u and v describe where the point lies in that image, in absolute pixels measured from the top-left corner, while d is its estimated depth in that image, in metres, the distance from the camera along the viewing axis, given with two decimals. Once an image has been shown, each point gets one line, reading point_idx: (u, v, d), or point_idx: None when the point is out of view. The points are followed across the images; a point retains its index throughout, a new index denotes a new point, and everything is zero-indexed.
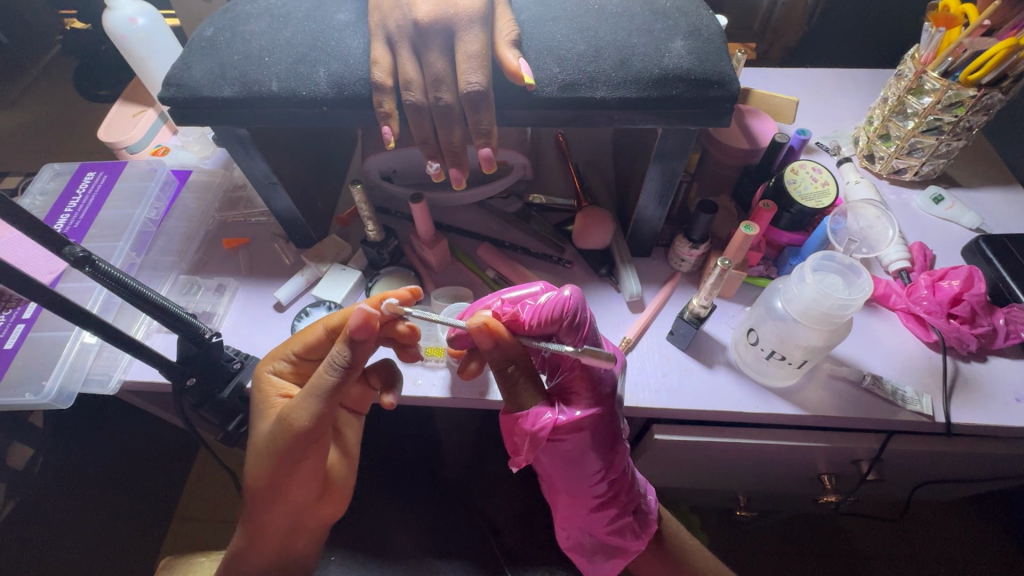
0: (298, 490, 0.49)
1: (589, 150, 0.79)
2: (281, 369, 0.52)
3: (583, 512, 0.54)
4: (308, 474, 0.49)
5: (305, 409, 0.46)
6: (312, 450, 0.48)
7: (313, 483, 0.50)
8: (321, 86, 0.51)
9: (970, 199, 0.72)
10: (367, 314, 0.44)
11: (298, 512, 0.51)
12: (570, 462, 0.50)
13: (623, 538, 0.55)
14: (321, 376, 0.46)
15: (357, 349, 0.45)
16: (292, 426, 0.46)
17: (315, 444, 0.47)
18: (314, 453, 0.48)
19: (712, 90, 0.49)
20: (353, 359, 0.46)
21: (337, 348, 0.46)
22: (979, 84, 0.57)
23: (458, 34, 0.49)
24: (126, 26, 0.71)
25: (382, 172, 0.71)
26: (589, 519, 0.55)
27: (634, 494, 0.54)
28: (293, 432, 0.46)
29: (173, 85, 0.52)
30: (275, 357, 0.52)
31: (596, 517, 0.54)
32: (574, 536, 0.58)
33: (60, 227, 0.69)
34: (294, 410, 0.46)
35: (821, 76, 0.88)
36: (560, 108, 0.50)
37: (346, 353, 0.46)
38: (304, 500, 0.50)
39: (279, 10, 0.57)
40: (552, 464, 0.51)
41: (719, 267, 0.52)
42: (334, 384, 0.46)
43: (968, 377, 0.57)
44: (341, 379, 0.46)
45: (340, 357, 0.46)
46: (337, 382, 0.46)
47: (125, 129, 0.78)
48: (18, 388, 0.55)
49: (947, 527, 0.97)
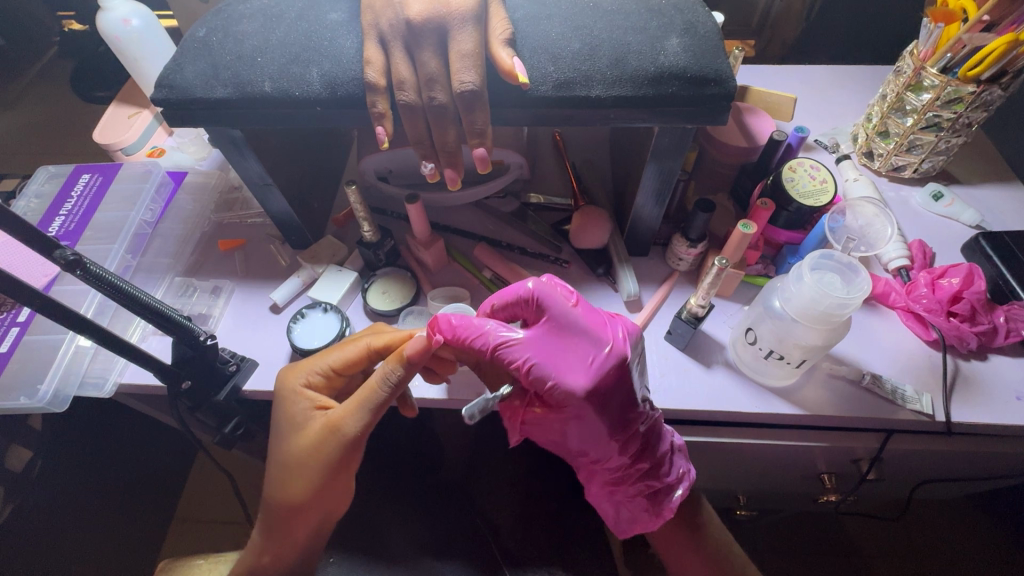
0: (336, 493, 0.51)
1: (586, 149, 0.79)
2: (314, 380, 0.52)
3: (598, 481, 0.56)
4: (346, 481, 0.51)
5: (359, 420, 0.48)
6: (354, 461, 0.50)
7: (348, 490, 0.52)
8: (315, 86, 0.50)
9: (969, 195, 0.71)
10: (429, 341, 0.46)
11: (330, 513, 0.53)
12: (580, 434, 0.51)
13: (641, 514, 0.56)
14: (375, 390, 0.48)
15: (409, 370, 0.46)
16: (346, 434, 0.49)
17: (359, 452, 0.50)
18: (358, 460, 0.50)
19: (708, 88, 0.48)
20: (405, 377, 0.47)
21: (388, 365, 0.47)
22: (978, 80, 0.57)
23: (452, 33, 0.48)
24: (120, 27, 0.71)
25: (378, 172, 0.70)
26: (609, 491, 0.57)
27: (654, 477, 0.54)
28: (348, 446, 0.49)
29: (166, 86, 0.52)
30: (309, 368, 0.52)
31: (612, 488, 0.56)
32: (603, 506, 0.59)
33: (55, 229, 0.68)
34: (345, 418, 0.49)
35: (819, 73, 0.88)
36: (555, 107, 0.50)
37: (399, 371, 0.47)
38: (335, 503, 0.52)
39: (272, 9, 0.56)
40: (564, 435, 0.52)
41: (716, 266, 0.52)
42: (385, 398, 0.48)
43: (968, 376, 0.56)
44: (392, 392, 0.48)
45: (392, 375, 0.47)
46: (393, 396, 0.48)
47: (120, 130, 0.77)
48: (13, 393, 0.55)
49: (949, 527, 0.96)
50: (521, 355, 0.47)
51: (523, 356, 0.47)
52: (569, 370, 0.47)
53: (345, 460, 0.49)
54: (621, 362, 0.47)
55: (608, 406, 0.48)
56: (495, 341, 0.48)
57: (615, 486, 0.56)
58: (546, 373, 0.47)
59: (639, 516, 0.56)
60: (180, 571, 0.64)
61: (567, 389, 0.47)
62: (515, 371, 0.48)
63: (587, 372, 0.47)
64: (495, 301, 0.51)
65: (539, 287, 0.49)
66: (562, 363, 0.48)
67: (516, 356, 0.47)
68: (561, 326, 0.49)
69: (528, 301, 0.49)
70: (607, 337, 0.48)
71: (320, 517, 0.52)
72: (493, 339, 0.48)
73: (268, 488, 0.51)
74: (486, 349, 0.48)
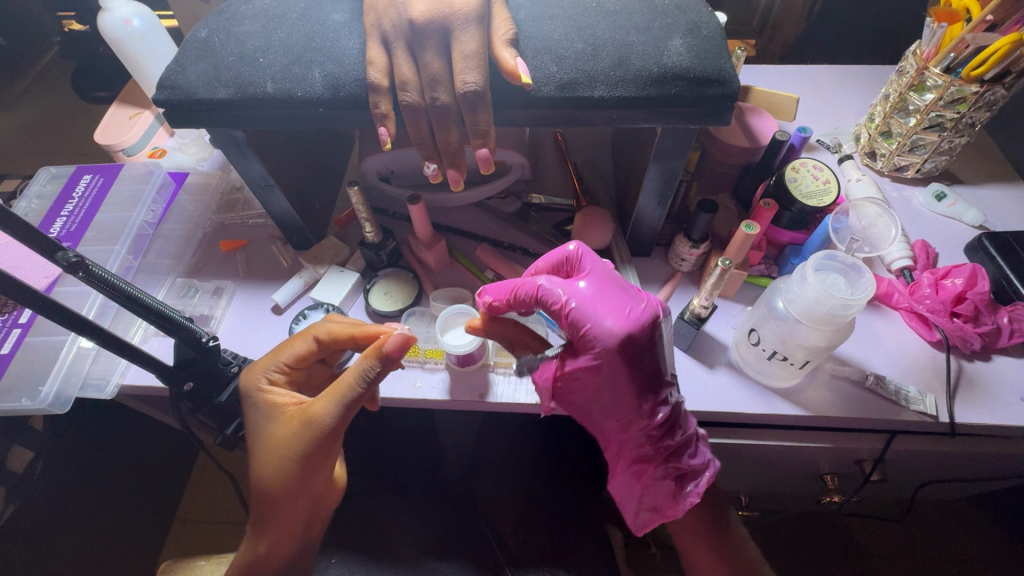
0: (317, 482, 0.51)
1: (588, 149, 0.78)
2: (275, 378, 0.52)
3: (623, 460, 0.54)
4: (326, 470, 0.51)
5: (332, 412, 0.48)
6: (331, 450, 0.50)
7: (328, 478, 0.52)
8: (317, 87, 0.50)
9: (972, 195, 0.71)
10: (409, 338, 0.45)
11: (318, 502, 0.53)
12: (608, 397, 0.50)
13: (664, 501, 0.53)
14: (349, 385, 0.47)
15: (387, 366, 0.45)
16: (320, 424, 0.48)
17: (335, 442, 0.50)
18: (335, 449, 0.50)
19: (712, 88, 0.48)
20: (381, 371, 0.46)
21: (365, 361, 0.46)
22: (981, 80, 0.57)
23: (455, 33, 0.48)
24: (121, 28, 0.71)
25: (380, 173, 0.70)
26: (633, 471, 0.54)
27: (680, 459, 0.51)
28: (320, 434, 0.48)
29: (167, 87, 0.52)
30: (273, 361, 0.52)
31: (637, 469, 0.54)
32: (624, 494, 0.56)
33: (57, 230, 0.68)
34: (319, 412, 0.48)
35: (821, 73, 0.88)
36: (558, 108, 0.50)
37: (377, 366, 0.46)
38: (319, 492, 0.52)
39: (274, 10, 0.56)
40: (592, 401, 0.52)
41: (720, 267, 0.51)
42: (360, 393, 0.47)
43: (972, 377, 0.56)
44: (368, 387, 0.47)
45: (369, 371, 0.46)
46: (366, 390, 0.47)
47: (122, 131, 0.77)
48: (14, 394, 0.55)
49: (952, 528, 0.96)
50: (562, 296, 0.50)
51: (565, 294, 0.49)
52: (606, 313, 0.49)
53: (322, 448, 0.49)
54: (654, 324, 0.49)
55: (641, 365, 0.49)
56: (538, 287, 0.51)
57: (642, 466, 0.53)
58: (585, 314, 0.49)
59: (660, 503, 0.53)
60: (182, 571, 0.64)
61: (604, 334, 0.48)
62: (558, 316, 0.50)
63: (623, 320, 0.48)
64: (540, 267, 0.55)
65: (581, 248, 0.53)
66: (601, 308, 0.49)
67: (558, 296, 0.50)
68: (601, 279, 0.51)
69: (570, 260, 0.53)
70: (641, 296, 0.51)
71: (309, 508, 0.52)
72: (536, 286, 0.51)
73: (252, 475, 0.51)
74: (528, 298, 0.51)
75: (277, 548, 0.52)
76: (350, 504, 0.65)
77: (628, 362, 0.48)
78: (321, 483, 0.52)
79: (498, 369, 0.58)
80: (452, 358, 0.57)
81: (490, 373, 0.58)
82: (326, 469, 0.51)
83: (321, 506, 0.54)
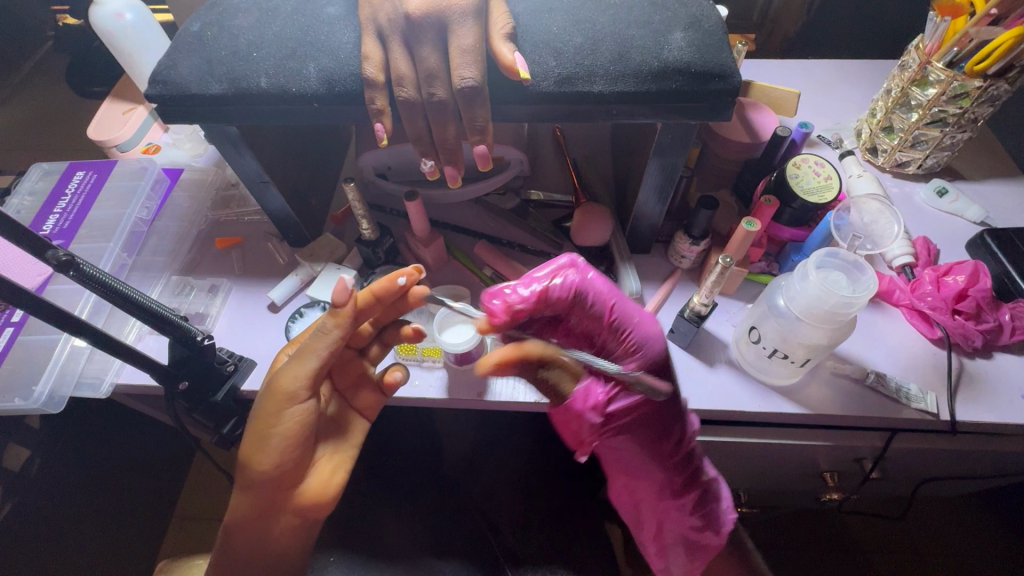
0: (280, 463, 0.45)
1: (587, 146, 0.78)
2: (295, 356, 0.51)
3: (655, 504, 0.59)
4: (287, 452, 0.45)
5: (302, 373, 0.45)
6: (296, 422, 0.45)
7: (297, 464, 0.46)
8: (311, 82, 0.49)
9: (974, 191, 0.71)
10: (349, 283, 0.45)
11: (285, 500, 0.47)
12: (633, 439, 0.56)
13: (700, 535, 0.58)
14: (315, 342, 0.45)
15: (349, 321, 0.46)
16: (281, 390, 0.44)
17: (302, 419, 0.45)
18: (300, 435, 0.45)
19: (713, 83, 0.48)
20: (342, 326, 0.46)
21: (325, 318, 0.46)
22: (985, 75, 0.56)
23: (451, 27, 0.47)
24: (113, 22, 0.70)
25: (376, 169, 0.69)
26: (663, 510, 0.59)
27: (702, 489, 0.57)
28: (286, 396, 0.45)
29: (159, 81, 0.51)
30: (295, 342, 0.52)
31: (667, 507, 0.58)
32: (659, 531, 0.61)
33: (49, 227, 0.67)
34: (288, 375, 0.45)
35: (822, 67, 0.87)
36: (556, 103, 0.49)
37: (336, 321, 0.45)
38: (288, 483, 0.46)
39: (268, 4, 0.55)
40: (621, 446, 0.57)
41: (721, 263, 0.51)
42: (326, 349, 0.45)
43: (973, 374, 0.56)
44: (333, 346, 0.46)
45: (328, 326, 0.45)
46: (334, 347, 0.46)
47: (114, 127, 0.76)
48: (8, 394, 0.54)
49: (951, 526, 0.96)
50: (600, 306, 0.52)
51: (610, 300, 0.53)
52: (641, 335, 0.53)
53: (282, 411, 0.45)
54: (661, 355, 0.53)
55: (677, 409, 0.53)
56: (546, 287, 0.51)
57: (690, 524, 0.58)
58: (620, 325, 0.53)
59: (702, 537, 0.58)
60: (180, 570, 0.64)
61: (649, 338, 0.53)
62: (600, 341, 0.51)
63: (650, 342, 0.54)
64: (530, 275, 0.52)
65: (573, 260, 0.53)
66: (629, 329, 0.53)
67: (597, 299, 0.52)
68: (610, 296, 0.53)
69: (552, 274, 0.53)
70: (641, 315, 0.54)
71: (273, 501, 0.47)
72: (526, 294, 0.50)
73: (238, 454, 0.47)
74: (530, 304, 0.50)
75: (245, 518, 0.48)
76: (348, 503, 0.65)
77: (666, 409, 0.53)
78: (284, 468, 0.45)
79: None
80: (451, 355, 0.56)
81: None
82: (288, 448, 0.45)
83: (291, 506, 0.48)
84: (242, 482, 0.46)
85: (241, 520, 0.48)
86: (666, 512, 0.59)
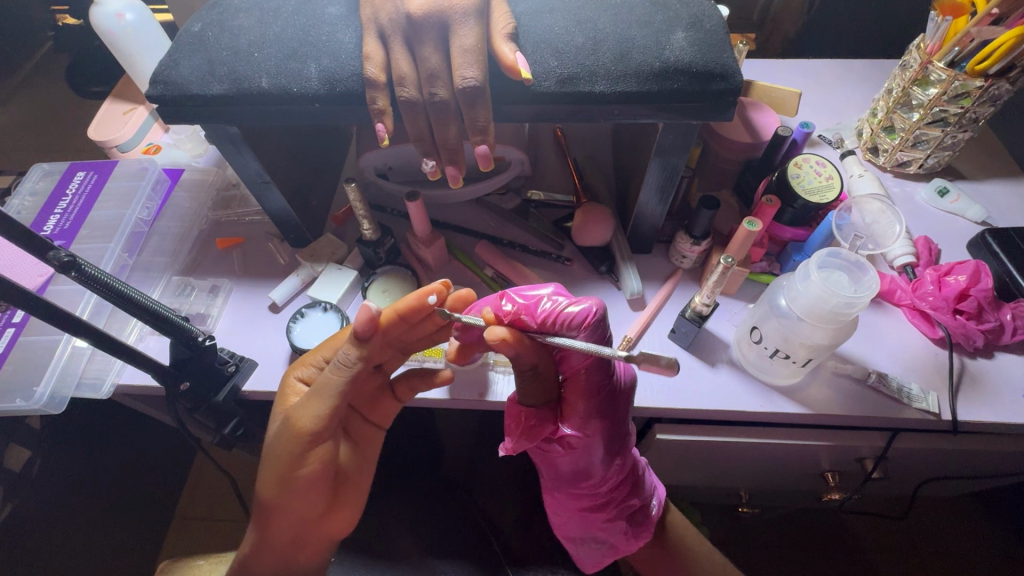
0: (301, 501, 0.46)
1: (588, 146, 0.78)
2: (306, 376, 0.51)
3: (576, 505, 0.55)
4: (313, 487, 0.45)
5: (318, 409, 0.44)
6: (317, 459, 0.45)
7: (321, 496, 0.46)
8: (312, 82, 0.49)
9: (975, 191, 0.71)
10: (372, 310, 0.44)
11: (308, 525, 0.47)
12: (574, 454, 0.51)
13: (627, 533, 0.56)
14: (332, 376, 0.45)
15: (368, 346, 0.45)
16: (299, 428, 0.44)
17: (324, 450, 0.45)
18: (322, 462, 0.45)
19: (714, 83, 0.48)
20: (364, 355, 0.45)
21: (344, 347, 0.45)
22: (986, 74, 0.56)
23: (452, 27, 0.47)
24: (114, 22, 0.70)
25: (377, 169, 0.69)
26: (591, 514, 0.56)
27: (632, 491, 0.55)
28: (303, 439, 0.44)
29: (160, 82, 0.51)
30: (305, 364, 0.50)
31: (595, 512, 0.55)
32: (578, 533, 0.58)
33: (50, 228, 0.67)
34: (303, 412, 0.44)
35: (822, 67, 0.87)
36: (558, 104, 0.49)
37: (356, 350, 0.45)
38: (309, 513, 0.46)
39: (268, 4, 0.55)
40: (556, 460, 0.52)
41: (723, 264, 0.50)
42: (344, 383, 0.45)
43: (974, 374, 0.56)
44: (351, 379, 0.45)
45: (350, 356, 0.45)
46: (350, 380, 0.45)
47: (114, 127, 0.76)
48: (8, 395, 0.54)
49: (952, 526, 0.96)
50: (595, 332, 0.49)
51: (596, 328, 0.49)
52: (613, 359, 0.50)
53: (300, 461, 0.44)
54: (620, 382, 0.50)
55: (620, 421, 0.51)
56: (557, 309, 0.46)
57: (609, 526, 0.56)
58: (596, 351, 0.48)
59: (619, 535, 0.56)
60: (181, 571, 0.64)
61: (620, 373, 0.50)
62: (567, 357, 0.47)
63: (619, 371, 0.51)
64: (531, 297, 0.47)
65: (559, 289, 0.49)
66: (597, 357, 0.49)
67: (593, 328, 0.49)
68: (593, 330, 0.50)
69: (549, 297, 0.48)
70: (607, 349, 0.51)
71: (298, 528, 0.47)
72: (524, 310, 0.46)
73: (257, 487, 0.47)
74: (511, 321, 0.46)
75: (271, 552, 0.48)
76: None
77: (607, 436, 0.50)
78: (304, 505, 0.46)
79: (498, 368, 0.58)
80: None
81: (491, 372, 0.58)
82: (309, 487, 0.45)
83: (320, 529, 0.48)
84: (263, 517, 0.47)
85: (268, 548, 0.48)
86: (588, 516, 0.56)
